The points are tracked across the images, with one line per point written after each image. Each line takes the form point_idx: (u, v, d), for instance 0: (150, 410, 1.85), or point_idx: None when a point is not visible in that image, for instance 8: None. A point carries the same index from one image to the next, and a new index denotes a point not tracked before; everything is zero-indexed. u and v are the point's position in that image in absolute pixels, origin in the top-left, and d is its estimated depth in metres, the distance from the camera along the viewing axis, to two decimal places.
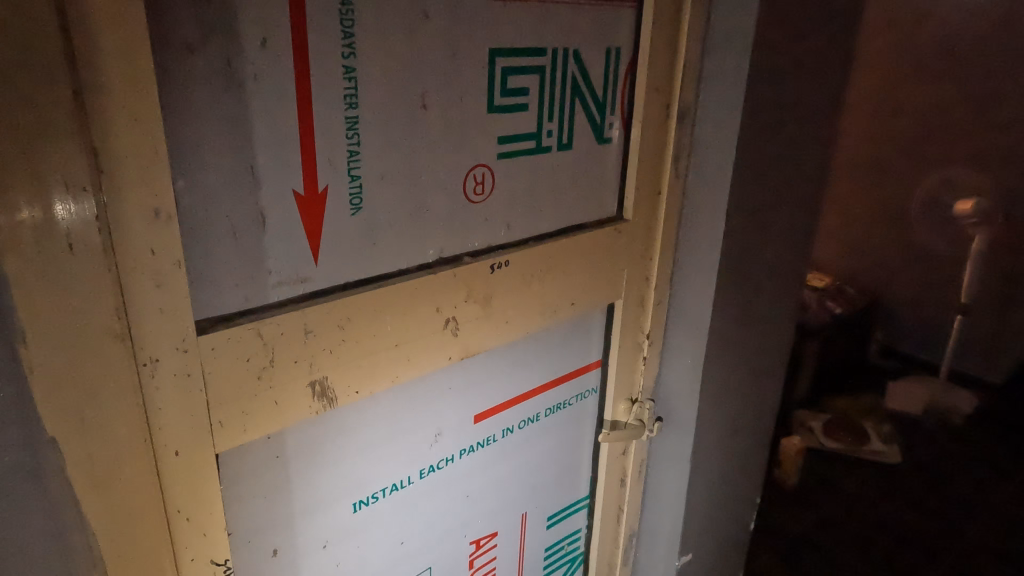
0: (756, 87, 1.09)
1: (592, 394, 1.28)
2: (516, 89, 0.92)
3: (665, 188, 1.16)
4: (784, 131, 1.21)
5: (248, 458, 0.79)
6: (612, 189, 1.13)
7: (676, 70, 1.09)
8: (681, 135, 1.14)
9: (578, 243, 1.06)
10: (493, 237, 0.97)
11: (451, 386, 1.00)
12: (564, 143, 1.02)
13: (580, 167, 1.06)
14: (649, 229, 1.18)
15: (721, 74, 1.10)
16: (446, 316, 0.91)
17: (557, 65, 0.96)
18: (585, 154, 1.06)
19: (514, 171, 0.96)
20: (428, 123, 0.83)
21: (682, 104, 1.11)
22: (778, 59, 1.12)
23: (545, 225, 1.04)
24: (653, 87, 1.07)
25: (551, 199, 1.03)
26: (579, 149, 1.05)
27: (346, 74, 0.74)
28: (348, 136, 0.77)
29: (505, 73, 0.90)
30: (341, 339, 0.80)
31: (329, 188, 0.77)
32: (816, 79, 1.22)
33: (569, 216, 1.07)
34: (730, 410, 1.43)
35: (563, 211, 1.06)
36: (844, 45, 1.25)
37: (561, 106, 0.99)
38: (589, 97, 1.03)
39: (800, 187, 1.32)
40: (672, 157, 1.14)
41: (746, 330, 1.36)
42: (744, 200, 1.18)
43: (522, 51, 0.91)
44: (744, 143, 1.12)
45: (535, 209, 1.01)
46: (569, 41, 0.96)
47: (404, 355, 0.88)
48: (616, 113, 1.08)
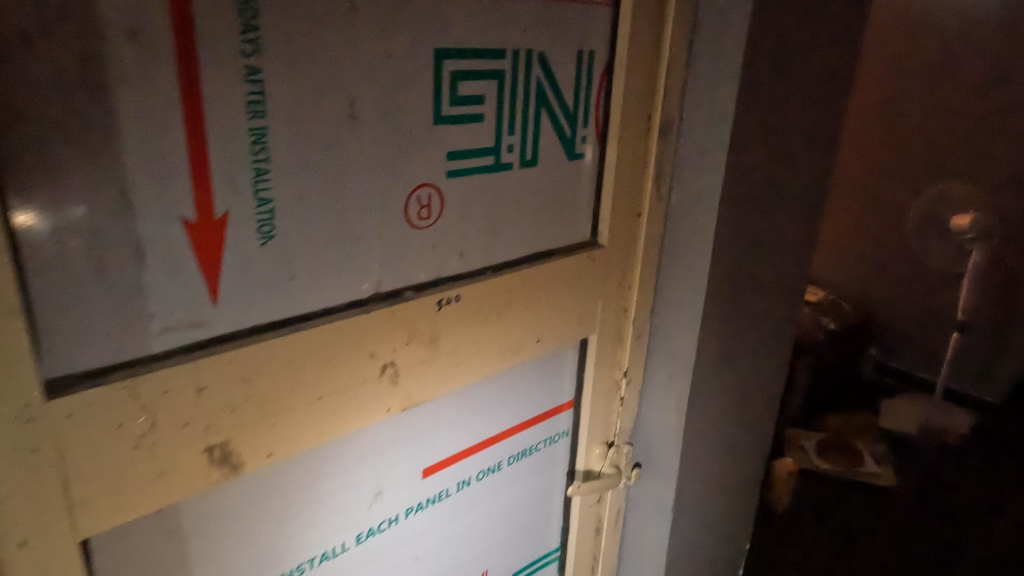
0: (748, 98, 0.97)
1: (563, 438, 1.15)
2: (468, 97, 0.79)
3: (645, 210, 1.03)
4: (780, 148, 1.09)
5: (129, 538, 0.65)
6: (586, 210, 1.00)
7: (658, 79, 0.97)
8: (663, 151, 1.01)
9: (542, 273, 0.93)
10: (444, 267, 0.83)
11: (394, 438, 0.86)
12: (528, 160, 0.89)
13: (548, 187, 0.93)
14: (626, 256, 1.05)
15: (708, 83, 0.97)
16: (384, 362, 0.78)
17: (518, 70, 0.83)
18: (553, 173, 0.93)
19: (467, 191, 0.83)
20: (359, 135, 0.70)
21: (664, 116, 0.99)
22: (776, 66, 0.99)
23: (507, 253, 0.90)
24: (630, 97, 0.94)
25: (514, 222, 0.90)
26: (546, 166, 0.91)
27: (249, 76, 0.61)
28: (254, 151, 0.63)
29: (455, 78, 0.77)
30: (247, 394, 0.67)
31: (230, 214, 0.63)
32: (814, 88, 1.10)
33: (535, 242, 0.94)
34: (719, 449, 1.30)
35: (529, 235, 0.93)
36: (846, 50, 1.13)
37: (523, 117, 0.86)
38: (557, 108, 0.90)
39: (797, 207, 1.20)
40: (653, 175, 1.01)
41: (736, 364, 1.24)
42: (734, 222, 1.06)
43: (473, 53, 0.78)
44: (735, 160, 1.00)
45: (493, 234, 0.88)
46: (533, 43, 0.83)
47: (330, 409, 0.74)
48: (590, 125, 0.95)
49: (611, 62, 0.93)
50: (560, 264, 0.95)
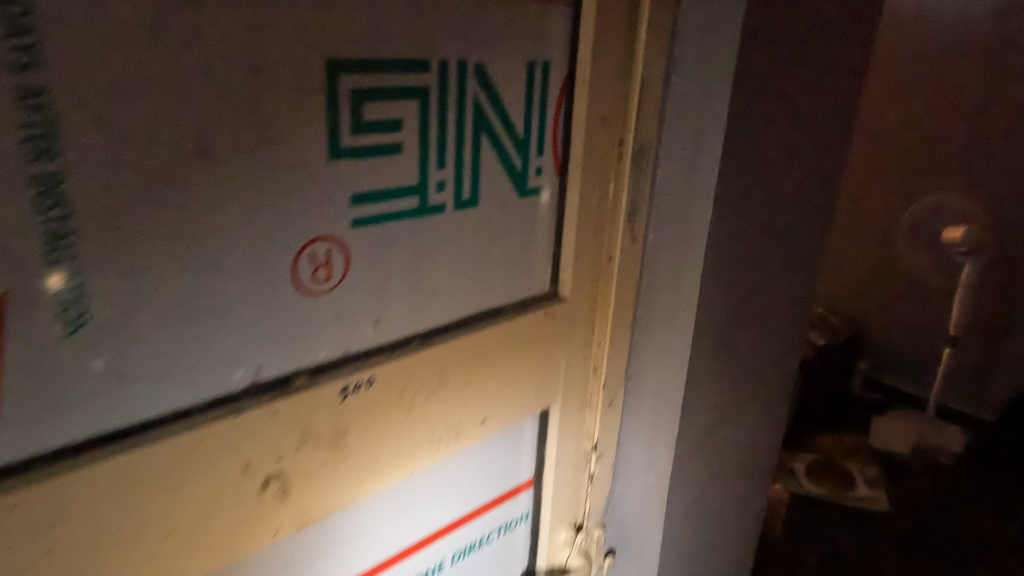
0: (740, 117, 0.78)
1: (523, 522, 0.96)
2: (378, 124, 0.60)
3: (618, 254, 0.85)
4: (780, 174, 0.90)
5: None
6: (544, 256, 0.82)
7: (630, 95, 0.79)
8: (639, 182, 0.83)
9: (486, 339, 0.75)
10: (355, 341, 0.65)
11: (293, 560, 0.67)
12: (466, 200, 0.70)
13: (494, 232, 0.74)
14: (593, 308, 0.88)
15: (692, 101, 0.79)
16: (265, 476, 0.59)
17: (446, 86, 0.64)
18: (500, 214, 0.74)
19: (382, 242, 0.64)
20: (217, 179, 0.51)
21: (639, 141, 0.81)
22: (774, 76, 0.81)
23: (442, 314, 0.72)
24: (594, 117, 0.76)
25: (450, 277, 0.72)
26: (491, 207, 0.73)
27: (25, 100, 0.41)
28: (42, 206, 0.44)
29: (357, 98, 0.58)
30: (47, 546, 0.48)
31: (9, 298, 0.44)
32: (821, 106, 0.92)
33: (478, 299, 0.75)
34: (710, 524, 1.11)
35: (472, 293, 0.75)
36: (859, 60, 0.95)
37: (456, 146, 0.67)
38: (503, 135, 0.71)
39: (802, 240, 1.02)
40: (627, 211, 0.83)
41: (729, 427, 1.05)
42: (726, 265, 0.88)
43: (382, 65, 0.59)
44: (726, 192, 0.82)
45: (422, 293, 0.70)
46: (466, 51, 0.65)
47: (185, 544, 0.55)
48: (547, 153, 0.77)
49: (570, 73, 0.75)
50: (510, 325, 0.77)
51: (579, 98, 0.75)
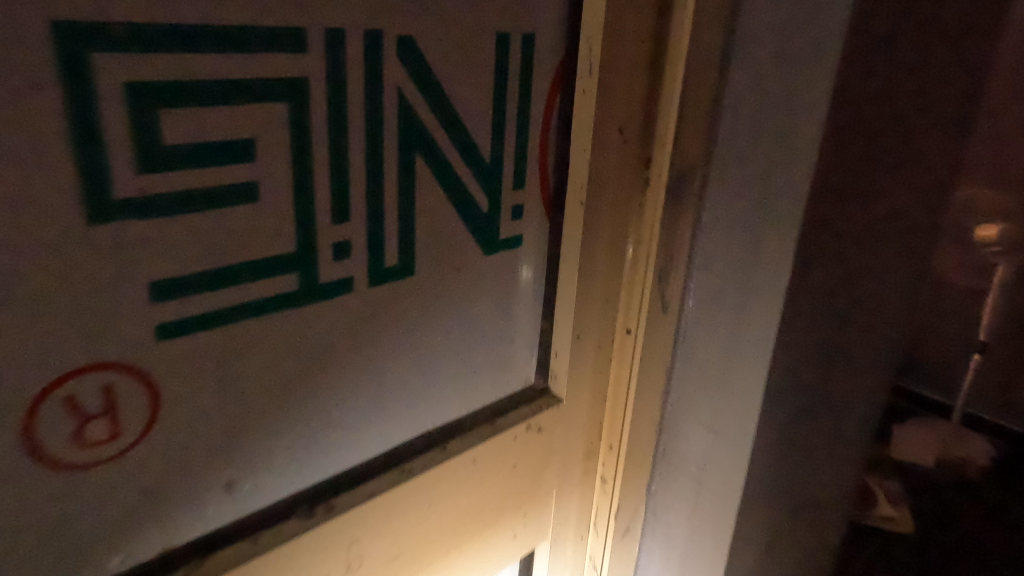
0: (840, 140, 0.49)
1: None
2: (199, 152, 0.32)
3: (642, 331, 0.56)
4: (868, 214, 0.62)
5: None
6: (526, 338, 0.53)
7: (664, 91, 0.50)
8: (676, 226, 0.53)
9: (434, 487, 0.47)
10: (191, 523, 0.38)
11: None
12: (395, 269, 0.41)
13: (446, 313, 0.46)
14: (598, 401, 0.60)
15: (762, 98, 0.48)
16: None
17: (339, 75, 0.35)
18: (456, 285, 0.46)
19: (226, 358, 0.36)
20: None
21: (676, 162, 0.51)
22: (885, 72, 0.52)
23: (353, 452, 0.44)
24: (607, 126, 0.48)
25: (366, 393, 0.43)
26: (439, 275, 0.44)
27: None
28: None
29: (139, 104, 0.29)
30: None
31: None
32: (931, 101, 0.61)
33: (419, 418, 0.47)
34: None
35: (403, 412, 0.46)
36: (985, 33, 0.64)
37: (366, 180, 0.38)
38: (456, 157, 0.42)
39: (884, 298, 0.73)
40: (657, 270, 0.54)
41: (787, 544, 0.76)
42: (799, 353, 0.58)
43: (192, 37, 0.30)
44: (806, 250, 0.51)
45: (314, 427, 0.41)
46: (375, 14, 0.35)
47: None
48: (532, 184, 0.48)
49: (569, 53, 0.46)
50: (471, 456, 0.49)
51: (583, 95, 0.46)
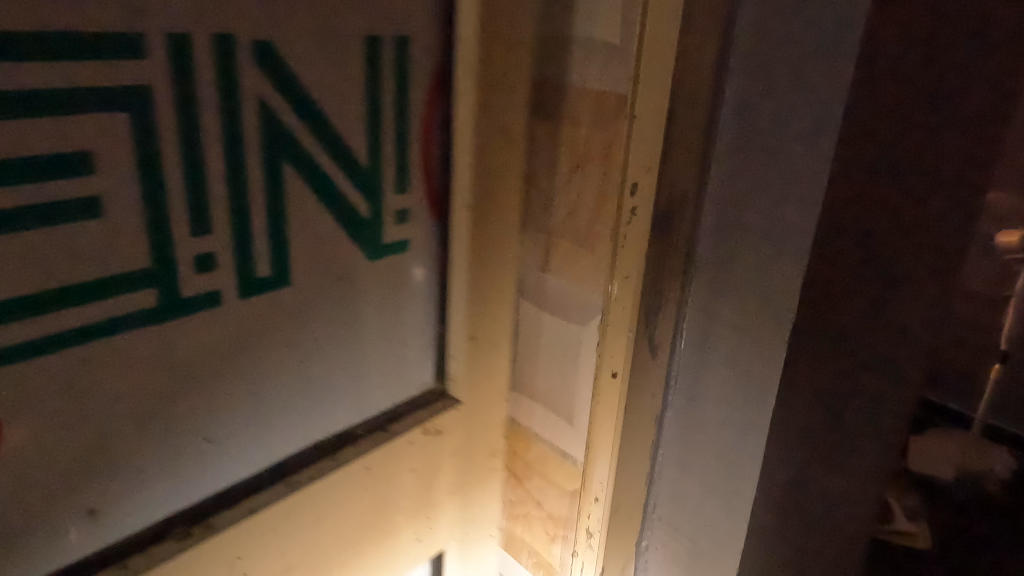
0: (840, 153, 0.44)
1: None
2: (20, 164, 0.29)
3: (625, 368, 0.52)
4: (878, 235, 0.56)
5: None
6: (418, 340, 0.52)
7: (642, 115, 0.45)
8: (660, 261, 0.51)
9: (324, 510, 0.45)
10: (50, 554, 0.35)
11: None
12: (264, 279, 0.40)
13: (332, 319, 0.44)
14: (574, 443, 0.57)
15: (758, 137, 0.46)
16: None
17: (184, 75, 0.33)
18: (340, 293, 0.44)
19: (77, 382, 0.34)
20: None
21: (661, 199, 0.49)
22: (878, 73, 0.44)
23: (241, 467, 0.42)
24: (490, 120, 0.47)
25: (256, 411, 0.42)
26: (326, 288, 0.43)
27: None
28: None
29: None
30: None
31: None
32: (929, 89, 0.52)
33: (310, 424, 0.45)
34: None
35: (286, 427, 0.44)
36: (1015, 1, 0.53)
37: (229, 191, 0.37)
38: (312, 144, 0.40)
39: (926, 322, 0.66)
40: (638, 306, 0.51)
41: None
42: (809, 392, 0.56)
43: (36, 47, 0.29)
44: (816, 283, 0.49)
45: (200, 448, 0.40)
46: (217, 20, 0.34)
47: None
48: (413, 185, 0.47)
49: (444, 41, 0.45)
50: (365, 465, 0.47)
51: (462, 83, 0.45)
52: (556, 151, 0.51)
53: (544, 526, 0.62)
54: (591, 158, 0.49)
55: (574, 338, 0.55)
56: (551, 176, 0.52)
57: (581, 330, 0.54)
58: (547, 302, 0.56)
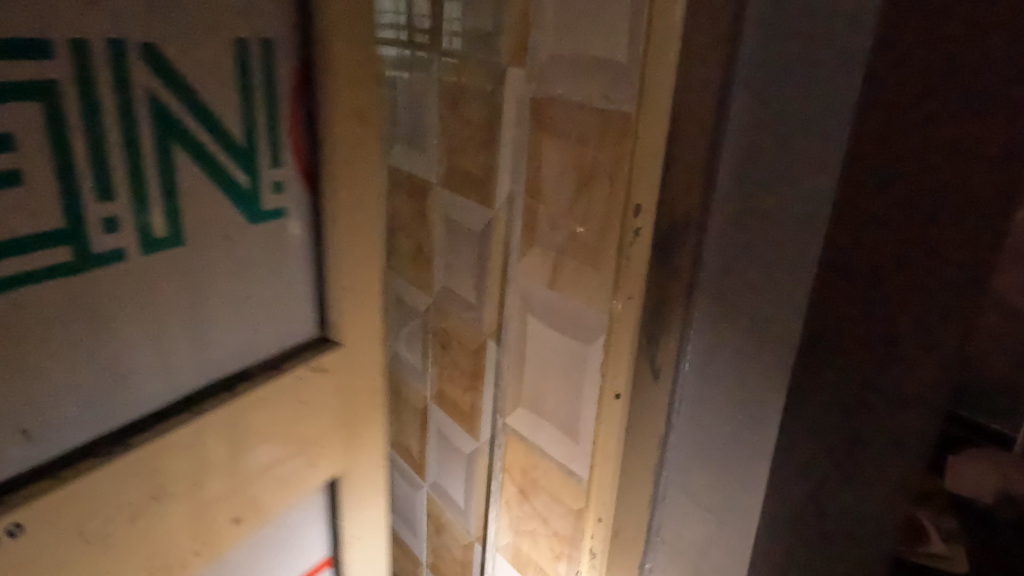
0: (854, 220, 0.35)
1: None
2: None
3: (628, 401, 0.43)
4: (859, 290, 0.38)
5: None
6: (296, 294, 0.49)
7: (644, 120, 0.37)
8: (664, 271, 0.41)
9: (173, 464, 0.41)
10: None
11: None
12: (158, 239, 0.39)
13: (195, 276, 0.41)
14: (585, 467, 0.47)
15: (773, 125, 0.36)
16: None
17: (123, 87, 0.36)
18: (222, 250, 0.43)
19: (17, 306, 0.33)
20: None
21: (665, 186, 0.39)
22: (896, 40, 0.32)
23: (112, 413, 0.39)
24: (354, 96, 0.46)
25: (166, 346, 0.41)
26: (202, 242, 0.41)
27: None
28: None
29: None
30: None
31: None
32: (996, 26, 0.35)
33: (185, 373, 0.43)
34: None
35: (152, 386, 0.41)
36: None
37: (125, 159, 0.37)
38: (199, 127, 0.39)
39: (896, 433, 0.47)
40: (645, 328, 0.41)
41: None
42: (804, 460, 0.42)
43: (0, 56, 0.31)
44: (812, 365, 0.38)
45: (102, 369, 0.38)
46: (116, 25, 0.35)
47: None
48: (288, 157, 0.45)
49: (302, 45, 0.44)
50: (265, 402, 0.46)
51: (328, 40, 0.44)
52: (563, 155, 0.43)
53: (549, 545, 0.52)
54: (587, 142, 0.41)
55: (578, 357, 0.46)
56: (555, 178, 0.44)
57: (584, 353, 0.45)
58: (554, 318, 0.47)
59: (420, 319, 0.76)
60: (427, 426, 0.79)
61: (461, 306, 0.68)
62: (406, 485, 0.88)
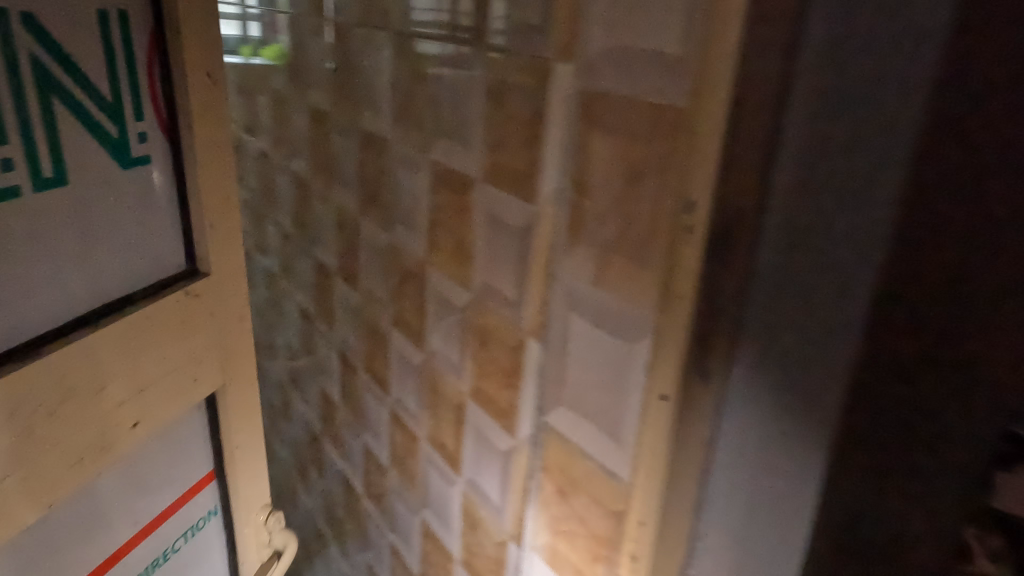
0: (905, 305, 0.33)
1: (214, 518, 0.77)
2: None
3: (678, 402, 0.42)
4: (934, 314, 0.33)
5: None
6: (174, 234, 0.60)
7: (700, 116, 0.37)
8: (716, 278, 0.39)
9: (116, 348, 0.54)
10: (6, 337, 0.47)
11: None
12: (47, 180, 0.48)
13: (85, 210, 0.51)
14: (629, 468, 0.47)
15: (834, 118, 0.32)
16: None
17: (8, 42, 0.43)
18: (109, 193, 0.53)
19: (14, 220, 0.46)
20: None
21: (724, 184, 0.37)
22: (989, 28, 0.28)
23: (38, 317, 0.49)
24: (195, 63, 0.55)
25: (70, 269, 0.51)
26: (84, 183, 0.50)
27: None
28: None
29: None
30: None
31: None
32: None
33: (103, 287, 0.54)
34: None
35: (74, 294, 0.52)
36: None
37: (41, 113, 0.46)
38: (74, 89, 0.48)
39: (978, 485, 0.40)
40: (699, 330, 0.40)
41: None
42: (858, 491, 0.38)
43: None
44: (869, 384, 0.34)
45: (43, 288, 0.49)
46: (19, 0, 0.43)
47: None
48: (149, 113, 0.55)
49: (157, 25, 0.54)
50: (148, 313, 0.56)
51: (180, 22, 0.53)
52: (611, 151, 0.43)
53: (587, 546, 0.52)
54: (638, 138, 0.41)
55: (621, 360, 0.45)
56: (602, 176, 0.44)
57: (628, 354, 0.45)
58: (597, 317, 0.47)
59: (458, 315, 0.76)
60: (463, 423, 0.80)
61: (501, 304, 0.68)
62: (440, 481, 0.88)
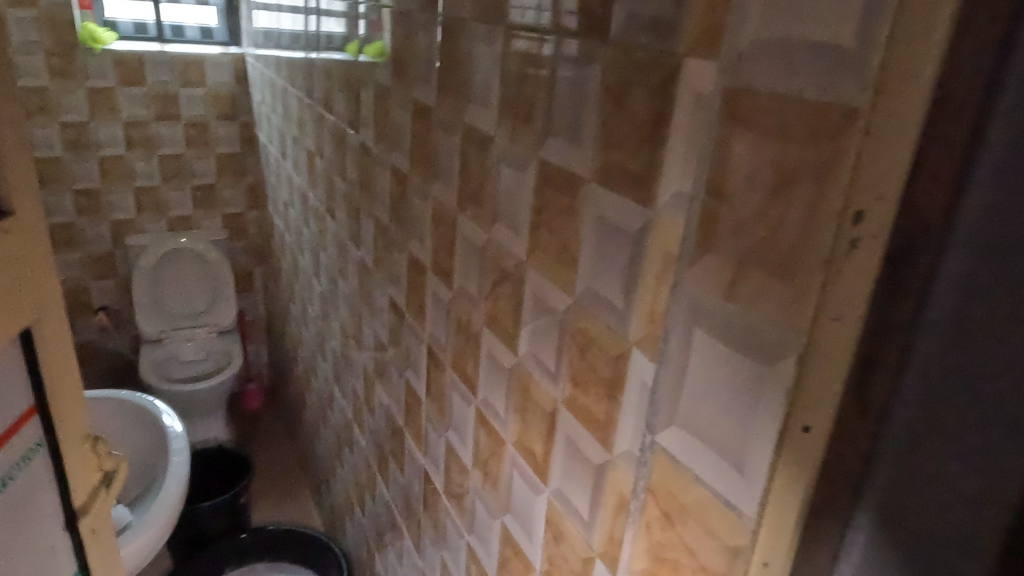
0: None
1: (42, 449, 0.75)
2: None
3: (824, 438, 0.37)
4: None
5: None
6: None
7: (882, 112, 0.32)
8: (889, 307, 0.34)
9: None
10: None
11: None
12: None
13: None
14: (752, 501, 0.42)
15: None
16: None
17: None
18: None
19: None
20: None
21: (910, 193, 0.32)
22: None
23: None
24: None
25: None
26: None
27: None
28: None
29: None
30: None
31: None
32: None
33: None
34: None
35: None
36: None
37: None
38: None
39: None
40: (860, 360, 0.35)
41: None
42: None
43: None
44: None
45: None
46: None
47: None
48: None
49: None
50: None
51: None
52: (756, 148, 0.39)
53: None
54: (791, 135, 0.37)
55: (752, 381, 0.41)
56: (744, 178, 0.40)
57: (762, 376, 0.40)
58: (724, 332, 0.42)
59: (556, 317, 0.74)
60: (554, 429, 0.77)
61: (605, 308, 0.65)
62: (525, 488, 0.86)
